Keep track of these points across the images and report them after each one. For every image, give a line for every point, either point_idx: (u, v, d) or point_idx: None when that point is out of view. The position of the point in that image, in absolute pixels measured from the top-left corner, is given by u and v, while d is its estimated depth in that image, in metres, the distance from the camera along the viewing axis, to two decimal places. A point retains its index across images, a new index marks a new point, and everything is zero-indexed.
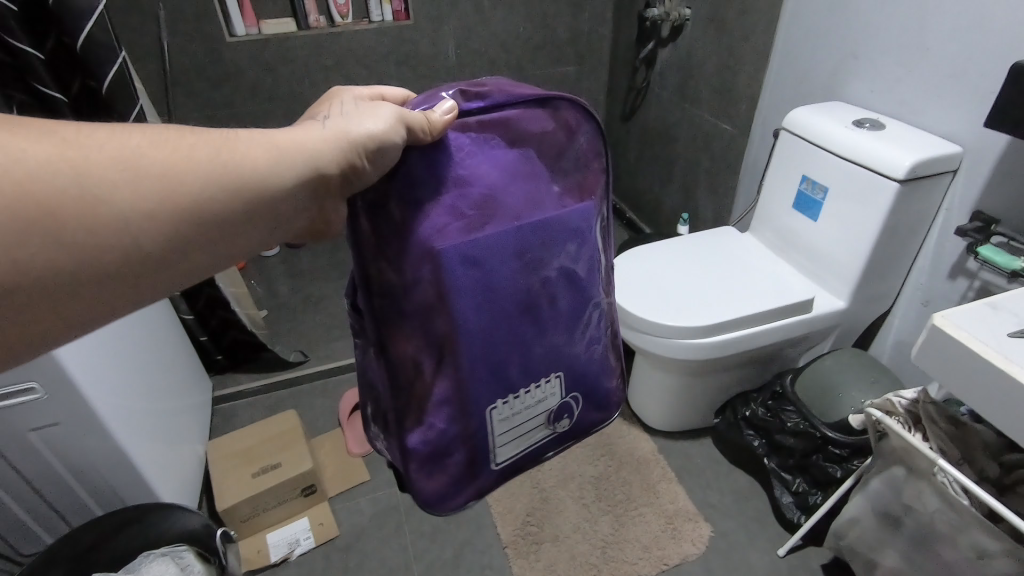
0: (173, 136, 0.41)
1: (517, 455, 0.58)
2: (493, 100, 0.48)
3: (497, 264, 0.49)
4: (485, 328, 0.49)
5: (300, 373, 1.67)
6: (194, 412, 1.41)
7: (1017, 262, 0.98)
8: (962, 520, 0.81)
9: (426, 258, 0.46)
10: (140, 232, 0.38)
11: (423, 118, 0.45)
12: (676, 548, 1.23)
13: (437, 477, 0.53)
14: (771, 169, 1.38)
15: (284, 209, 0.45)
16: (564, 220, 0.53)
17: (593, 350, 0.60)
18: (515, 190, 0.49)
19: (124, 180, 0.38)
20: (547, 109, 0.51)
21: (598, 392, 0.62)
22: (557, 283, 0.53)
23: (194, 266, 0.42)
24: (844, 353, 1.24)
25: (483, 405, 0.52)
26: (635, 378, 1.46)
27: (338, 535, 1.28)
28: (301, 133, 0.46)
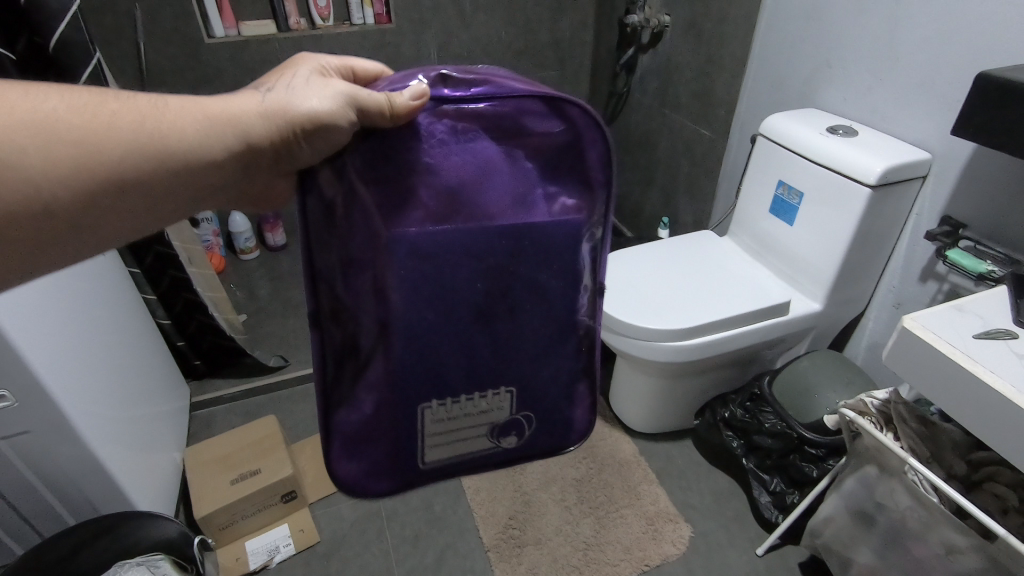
0: (96, 101, 0.42)
1: (450, 461, 0.55)
2: (484, 86, 0.43)
3: (443, 260, 0.46)
4: (423, 323, 0.48)
5: (281, 378, 1.65)
6: (171, 418, 1.39)
7: (983, 266, 1.01)
8: (931, 517, 0.84)
9: (363, 241, 0.44)
10: (52, 198, 0.41)
11: (384, 101, 0.41)
12: (657, 548, 1.24)
13: (355, 457, 0.54)
14: (748, 174, 1.40)
15: (217, 181, 0.46)
16: (536, 230, 0.47)
17: (558, 371, 0.55)
18: (480, 188, 0.45)
19: (37, 146, 0.40)
20: (548, 109, 0.44)
21: (556, 417, 0.57)
22: (518, 291, 0.49)
23: (114, 230, 0.45)
24: (819, 355, 1.27)
25: (413, 400, 0.51)
26: (617, 381, 1.47)
27: (319, 542, 1.27)
28: (239, 103, 0.45)
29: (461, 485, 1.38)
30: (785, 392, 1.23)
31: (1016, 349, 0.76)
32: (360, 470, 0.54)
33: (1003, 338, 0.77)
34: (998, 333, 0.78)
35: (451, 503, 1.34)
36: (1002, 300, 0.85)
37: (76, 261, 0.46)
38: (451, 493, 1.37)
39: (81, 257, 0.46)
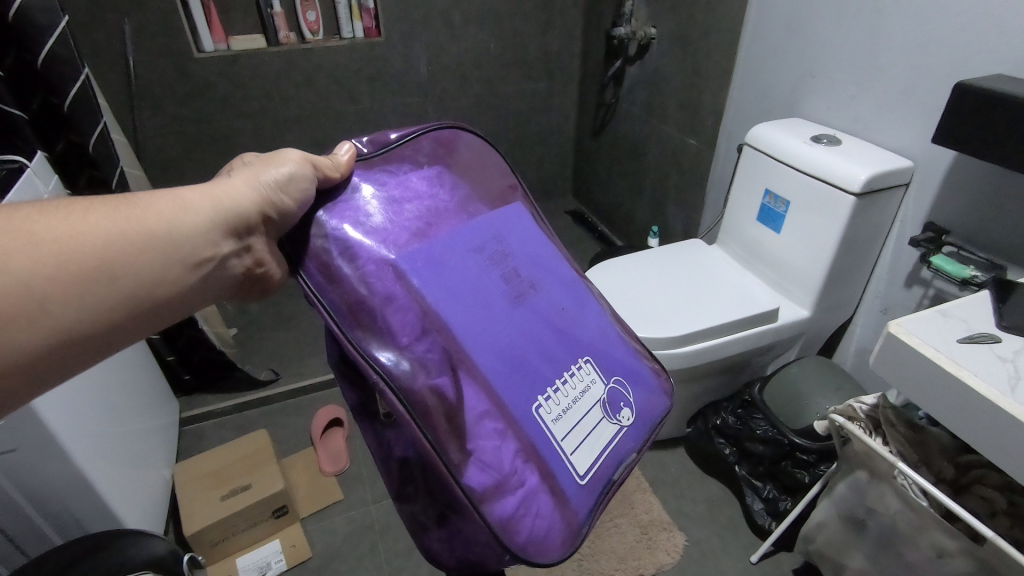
0: (68, 206, 0.45)
1: (594, 459, 0.60)
2: (389, 139, 0.61)
3: (462, 259, 0.57)
4: (481, 329, 0.55)
5: (272, 391, 1.64)
6: (160, 434, 1.37)
7: (966, 270, 1.03)
8: (921, 521, 0.84)
9: (389, 271, 0.52)
10: (48, 296, 0.42)
11: (329, 160, 0.56)
12: (652, 557, 1.23)
13: (524, 511, 0.53)
14: (736, 182, 1.42)
15: (205, 252, 0.50)
16: (503, 217, 0.64)
17: (603, 332, 0.67)
18: (444, 203, 0.59)
19: (24, 248, 0.41)
20: (440, 138, 0.64)
21: (632, 372, 0.68)
22: (524, 275, 0.62)
23: (118, 319, 0.46)
24: (809, 361, 1.28)
25: (525, 406, 0.55)
26: None
27: (310, 557, 1.26)
28: (208, 188, 0.52)
29: None
30: (775, 398, 1.24)
31: (999, 353, 0.77)
32: (536, 518, 0.54)
33: (986, 342, 0.79)
34: (981, 336, 0.79)
35: None
36: (985, 304, 0.87)
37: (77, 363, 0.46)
38: None
39: (83, 357, 0.46)
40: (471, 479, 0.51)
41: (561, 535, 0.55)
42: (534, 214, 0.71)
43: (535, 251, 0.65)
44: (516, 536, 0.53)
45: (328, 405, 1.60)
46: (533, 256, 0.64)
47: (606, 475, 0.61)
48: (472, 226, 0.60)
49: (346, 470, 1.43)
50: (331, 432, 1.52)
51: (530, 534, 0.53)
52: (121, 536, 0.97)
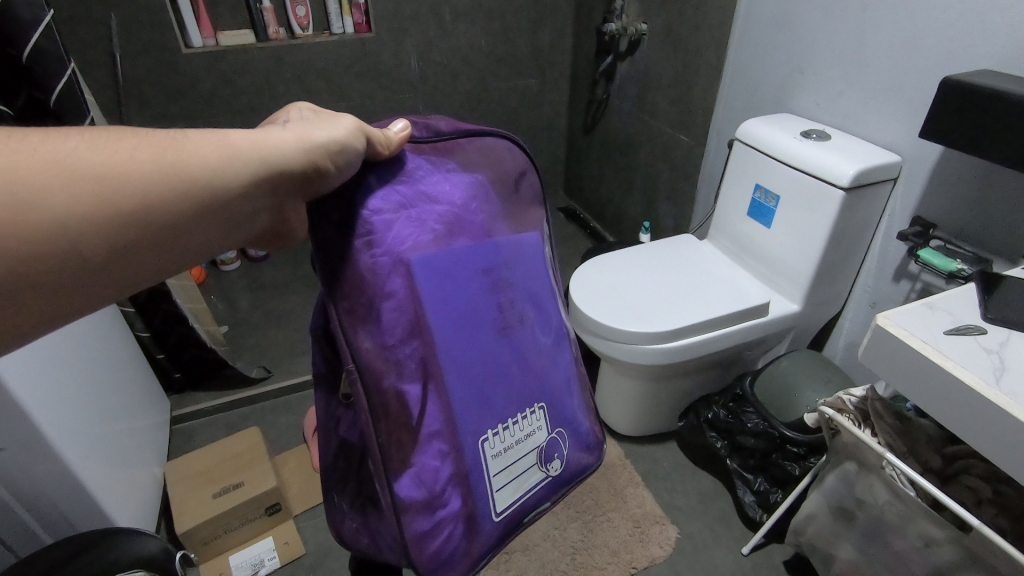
0: (116, 139, 0.40)
1: (515, 503, 0.60)
2: (442, 129, 0.61)
3: (466, 276, 0.57)
4: (464, 349, 0.56)
5: (264, 389, 1.63)
6: (150, 433, 1.36)
7: (953, 264, 1.04)
8: (909, 511, 0.85)
9: (398, 270, 0.53)
10: (81, 236, 0.38)
11: (385, 137, 0.54)
12: (644, 550, 1.24)
13: (436, 532, 0.55)
14: (726, 178, 1.43)
15: (243, 209, 0.45)
16: (518, 244, 0.64)
17: (566, 384, 0.67)
18: (474, 211, 0.60)
19: (56, 186, 0.37)
20: (485, 143, 0.64)
21: (581, 433, 0.68)
22: (520, 305, 0.62)
23: (143, 269, 0.42)
24: (800, 354, 1.29)
25: (475, 436, 0.56)
26: (602, 385, 1.48)
27: (304, 554, 1.26)
28: (259, 134, 0.46)
29: None
30: (766, 392, 1.25)
31: (985, 344, 0.78)
32: (444, 546, 0.55)
33: (972, 334, 0.80)
34: (967, 328, 0.80)
35: None
36: (969, 297, 0.88)
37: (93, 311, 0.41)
38: None
39: (100, 305, 0.41)
40: (400, 488, 0.53)
41: (462, 564, 0.56)
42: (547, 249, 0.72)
43: (536, 287, 0.65)
44: (419, 557, 0.54)
45: None
46: (532, 291, 0.65)
47: (519, 520, 0.61)
48: (486, 247, 0.60)
49: None
50: None
51: (433, 556, 0.54)
52: (113, 534, 0.96)
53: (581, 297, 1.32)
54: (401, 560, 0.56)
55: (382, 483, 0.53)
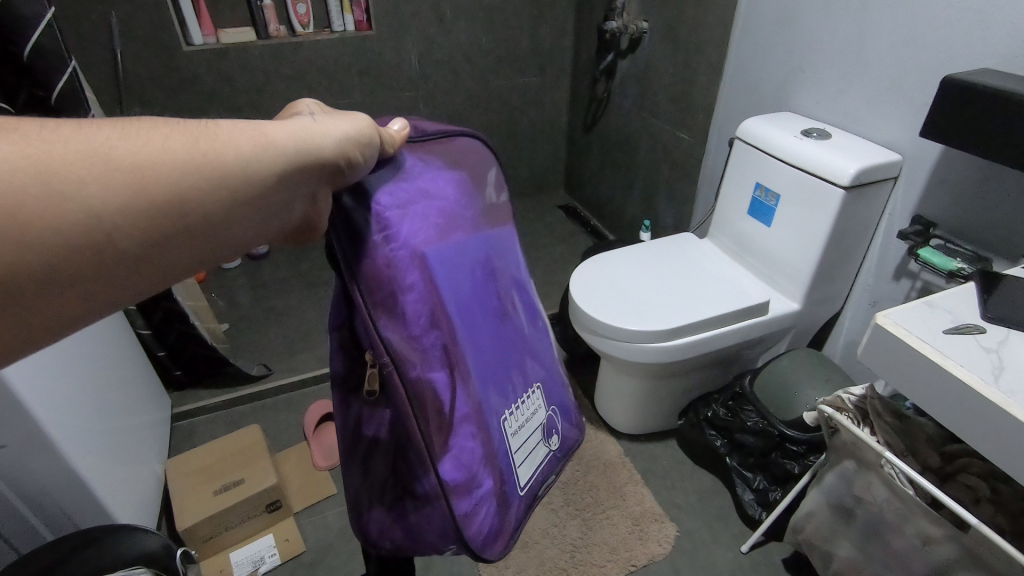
0: (145, 127, 0.38)
1: (530, 474, 0.63)
2: (421, 131, 0.61)
3: (466, 268, 0.58)
4: (473, 338, 0.57)
5: (264, 386, 1.64)
6: (151, 430, 1.37)
7: (953, 263, 1.04)
8: (908, 509, 0.86)
9: (416, 263, 0.51)
10: (115, 228, 0.34)
11: (388, 134, 0.53)
12: (644, 548, 1.24)
13: (476, 511, 0.55)
14: (727, 176, 1.43)
15: (280, 199, 0.43)
16: (499, 238, 0.66)
17: (548, 364, 0.72)
18: (466, 207, 0.60)
19: (92, 173, 0.34)
20: (459, 142, 0.64)
21: (563, 406, 0.73)
22: (507, 295, 0.65)
23: (177, 262, 0.38)
24: (799, 352, 1.29)
25: (494, 417, 0.58)
26: (603, 383, 1.48)
27: (304, 551, 1.26)
28: (291, 124, 0.44)
29: None
30: (766, 391, 1.25)
31: (983, 343, 0.78)
32: (484, 523, 0.55)
33: (971, 332, 0.80)
34: (967, 327, 0.80)
35: None
36: (969, 296, 0.88)
37: (122, 308, 0.38)
38: None
39: (129, 303, 0.38)
40: (443, 471, 0.53)
41: (500, 536, 0.57)
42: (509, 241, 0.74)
43: (517, 278, 0.68)
44: (466, 535, 0.54)
45: (320, 400, 1.60)
46: (513, 281, 0.67)
47: (534, 492, 0.64)
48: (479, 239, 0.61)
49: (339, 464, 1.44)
50: (324, 427, 1.51)
51: (478, 533, 0.55)
52: (114, 530, 0.97)
53: (581, 295, 1.32)
54: (446, 543, 0.55)
55: (426, 470, 0.52)
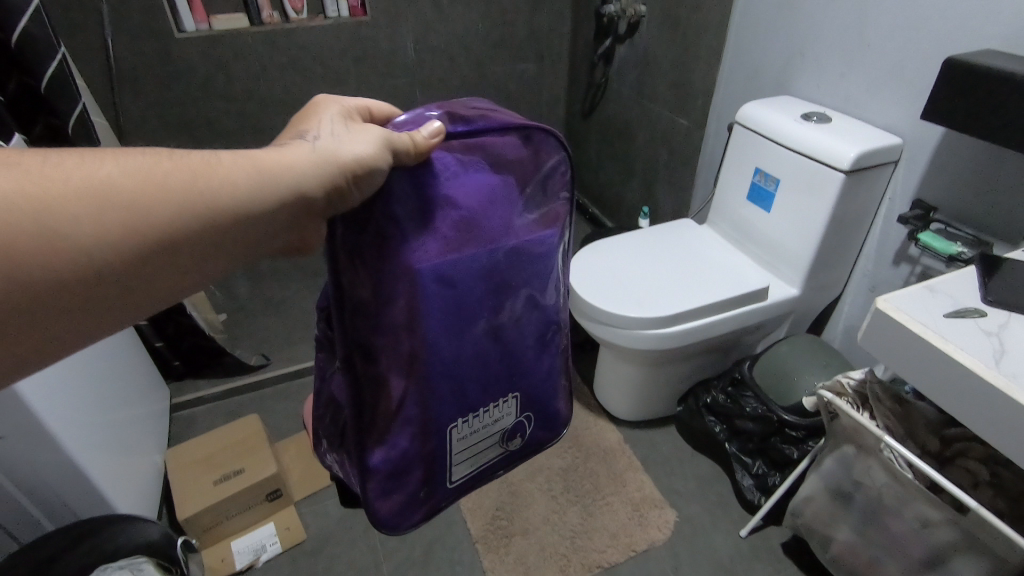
0: (142, 160, 0.39)
1: (470, 473, 0.61)
2: (480, 121, 0.50)
3: (468, 281, 0.51)
4: (452, 348, 0.52)
5: (263, 376, 1.63)
6: (150, 420, 1.37)
7: (953, 248, 1.04)
8: (907, 492, 0.86)
9: (402, 276, 0.47)
10: (103, 260, 0.37)
11: (409, 141, 0.45)
12: (644, 534, 1.25)
13: (393, 496, 0.57)
14: (726, 161, 1.42)
15: (267, 233, 0.44)
16: (535, 243, 0.55)
17: (552, 375, 0.64)
18: (493, 214, 0.51)
19: (84, 213, 0.36)
20: (525, 137, 0.53)
21: (551, 414, 0.66)
22: (521, 303, 0.56)
23: (164, 290, 0.41)
24: (799, 338, 1.29)
25: (445, 424, 0.55)
26: (602, 370, 1.48)
27: (305, 540, 1.27)
28: (289, 153, 0.44)
29: None
30: (765, 377, 1.25)
31: (984, 327, 0.78)
32: (398, 505, 0.57)
33: (972, 317, 0.79)
34: (967, 312, 0.80)
35: None
36: (970, 279, 0.87)
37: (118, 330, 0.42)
38: None
39: (123, 325, 0.41)
40: (371, 457, 0.54)
41: (414, 519, 0.59)
42: (567, 239, 0.62)
43: (544, 284, 0.58)
44: (376, 512, 0.57)
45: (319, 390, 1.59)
46: (538, 289, 0.58)
47: (470, 486, 0.63)
48: (503, 252, 0.52)
49: None
50: None
51: (388, 514, 0.57)
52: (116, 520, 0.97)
53: (580, 282, 1.31)
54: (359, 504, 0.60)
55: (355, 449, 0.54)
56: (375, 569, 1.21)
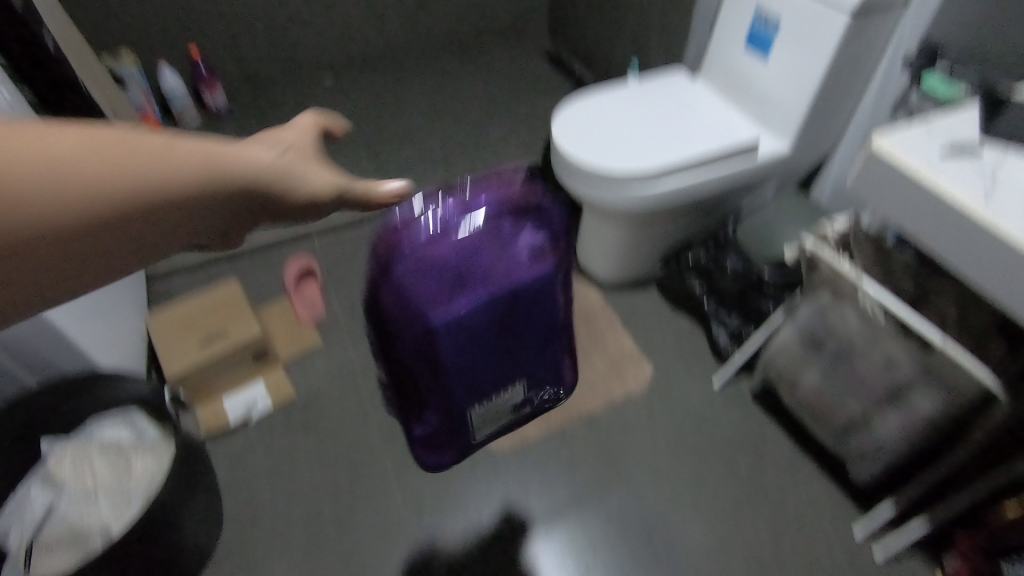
0: (86, 124, 0.25)
1: (496, 432, 0.60)
2: (447, 193, 0.47)
3: (476, 318, 0.48)
4: (464, 362, 0.51)
5: (239, 244, 1.59)
6: (127, 288, 1.33)
7: (955, 93, 0.96)
8: (876, 334, 0.89)
9: (416, 334, 0.48)
10: (5, 262, 0.24)
11: (364, 199, 0.38)
12: (621, 385, 1.31)
13: (432, 455, 0.60)
14: (724, 1, 1.29)
15: (222, 228, 0.31)
16: (533, 288, 0.50)
17: (555, 349, 0.57)
18: (478, 257, 0.47)
19: (6, 213, 0.23)
20: (500, 181, 0.48)
21: (556, 374, 0.59)
22: (526, 309, 0.51)
23: (67, 293, 0.28)
24: (781, 198, 1.29)
25: (464, 410, 0.54)
26: (585, 234, 1.46)
27: (295, 397, 1.31)
28: (251, 147, 0.31)
29: None
30: (750, 236, 1.25)
31: (979, 167, 0.75)
32: (433, 459, 0.60)
33: (967, 157, 0.76)
34: (963, 151, 0.77)
35: None
36: (971, 118, 0.83)
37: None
38: None
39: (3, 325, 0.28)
40: (416, 449, 0.60)
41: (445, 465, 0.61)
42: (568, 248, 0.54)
43: (545, 282, 0.50)
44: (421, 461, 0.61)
45: (299, 257, 1.57)
46: (538, 294, 0.50)
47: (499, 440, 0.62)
48: (504, 298, 0.48)
49: (322, 318, 1.45)
50: (306, 282, 1.51)
51: (427, 461, 0.61)
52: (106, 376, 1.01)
53: (562, 140, 1.23)
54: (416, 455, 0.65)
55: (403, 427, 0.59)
56: (365, 422, 1.27)
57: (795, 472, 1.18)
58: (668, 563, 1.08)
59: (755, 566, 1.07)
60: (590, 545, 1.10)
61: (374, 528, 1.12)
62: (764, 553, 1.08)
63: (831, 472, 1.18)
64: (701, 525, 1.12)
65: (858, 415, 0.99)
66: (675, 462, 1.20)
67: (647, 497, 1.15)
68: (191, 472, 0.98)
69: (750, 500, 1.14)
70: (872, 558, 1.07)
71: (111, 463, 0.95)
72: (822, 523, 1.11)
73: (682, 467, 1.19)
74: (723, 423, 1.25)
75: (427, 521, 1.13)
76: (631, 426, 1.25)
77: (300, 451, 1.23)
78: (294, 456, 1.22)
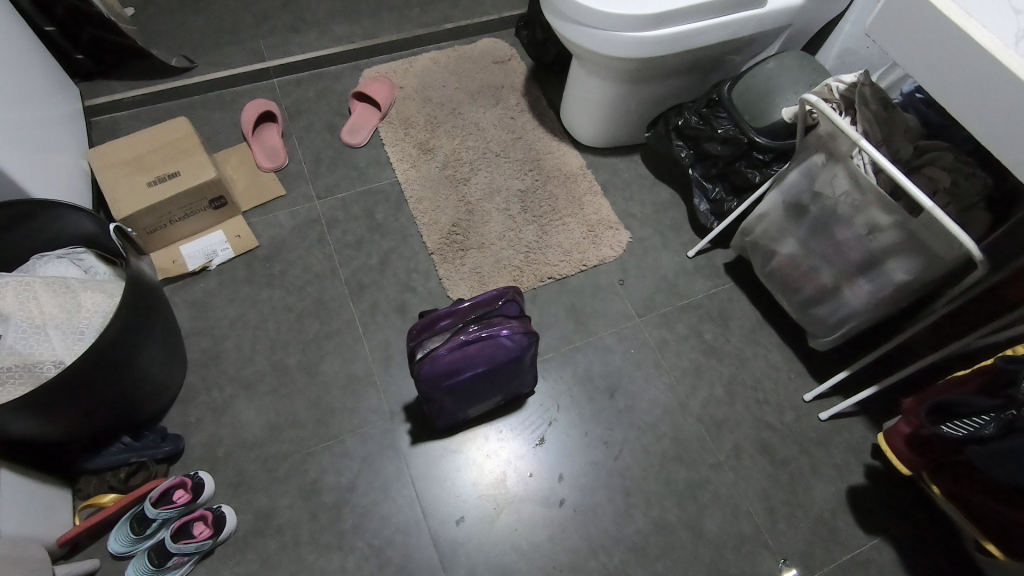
0: None
1: (481, 412, 1.08)
2: (455, 369, 0.90)
3: (470, 390, 0.97)
4: (465, 405, 1.01)
5: (188, 81, 1.42)
6: (63, 120, 1.20)
7: None
8: (864, 199, 0.86)
9: (439, 406, 0.98)
10: None
11: None
12: (596, 251, 1.28)
13: (443, 429, 1.07)
14: None
15: None
16: (502, 380, 0.99)
17: (517, 378, 1.02)
18: (473, 376, 0.93)
19: None
20: (485, 367, 0.92)
21: (518, 389, 1.07)
22: (496, 382, 0.99)
23: None
24: (786, 57, 1.15)
25: (461, 417, 1.05)
26: (571, 89, 1.35)
27: (258, 247, 1.25)
28: None
29: (403, 195, 1.34)
30: (744, 95, 1.14)
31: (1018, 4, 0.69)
32: (446, 428, 1.07)
33: None
34: None
35: (393, 211, 1.32)
36: None
37: None
38: (393, 202, 1.33)
39: None
40: (434, 430, 1.08)
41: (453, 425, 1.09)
42: (521, 360, 0.96)
43: (510, 383, 1.01)
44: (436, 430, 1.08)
45: (256, 99, 1.42)
46: (504, 384, 1.01)
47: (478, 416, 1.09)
48: (484, 381, 0.96)
49: (284, 166, 1.35)
50: (264, 128, 1.39)
51: (442, 430, 1.07)
52: (53, 206, 0.95)
53: None
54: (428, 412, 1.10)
55: (430, 424, 1.07)
56: (332, 275, 1.23)
57: (757, 340, 1.21)
58: (628, 417, 1.12)
59: (708, 422, 1.12)
60: (554, 400, 1.13)
61: (341, 376, 1.13)
62: (719, 411, 1.13)
63: (791, 341, 1.21)
64: (662, 385, 1.15)
65: (829, 284, 1.00)
66: (643, 326, 1.21)
67: (612, 358, 1.17)
68: (146, 314, 0.95)
69: (711, 364, 1.18)
70: (817, 417, 1.13)
71: (58, 298, 0.91)
72: (777, 387, 1.16)
73: (649, 331, 1.21)
74: (694, 292, 1.26)
75: (395, 372, 1.14)
76: (603, 292, 1.24)
77: (265, 300, 1.20)
78: (258, 305, 1.19)
